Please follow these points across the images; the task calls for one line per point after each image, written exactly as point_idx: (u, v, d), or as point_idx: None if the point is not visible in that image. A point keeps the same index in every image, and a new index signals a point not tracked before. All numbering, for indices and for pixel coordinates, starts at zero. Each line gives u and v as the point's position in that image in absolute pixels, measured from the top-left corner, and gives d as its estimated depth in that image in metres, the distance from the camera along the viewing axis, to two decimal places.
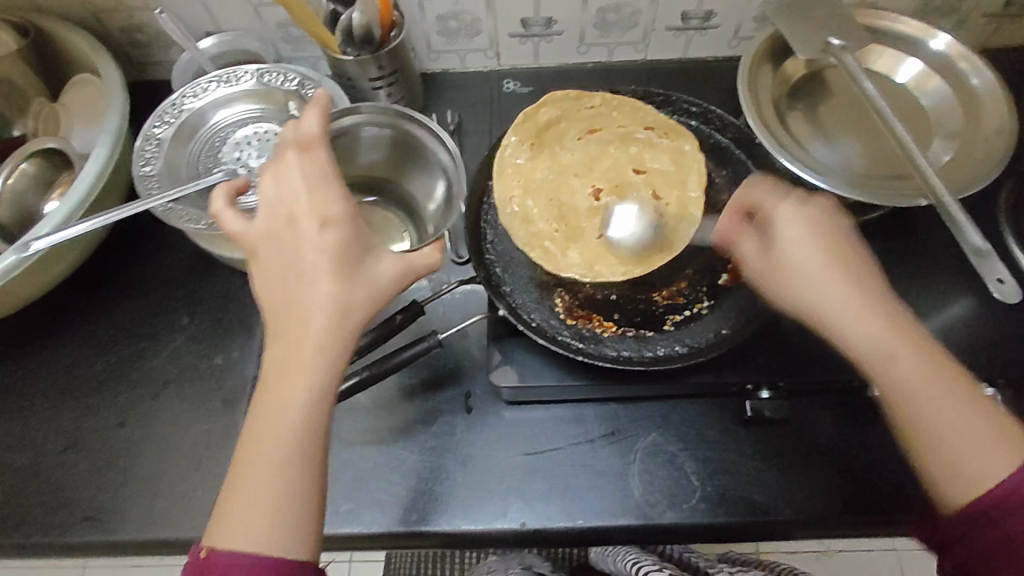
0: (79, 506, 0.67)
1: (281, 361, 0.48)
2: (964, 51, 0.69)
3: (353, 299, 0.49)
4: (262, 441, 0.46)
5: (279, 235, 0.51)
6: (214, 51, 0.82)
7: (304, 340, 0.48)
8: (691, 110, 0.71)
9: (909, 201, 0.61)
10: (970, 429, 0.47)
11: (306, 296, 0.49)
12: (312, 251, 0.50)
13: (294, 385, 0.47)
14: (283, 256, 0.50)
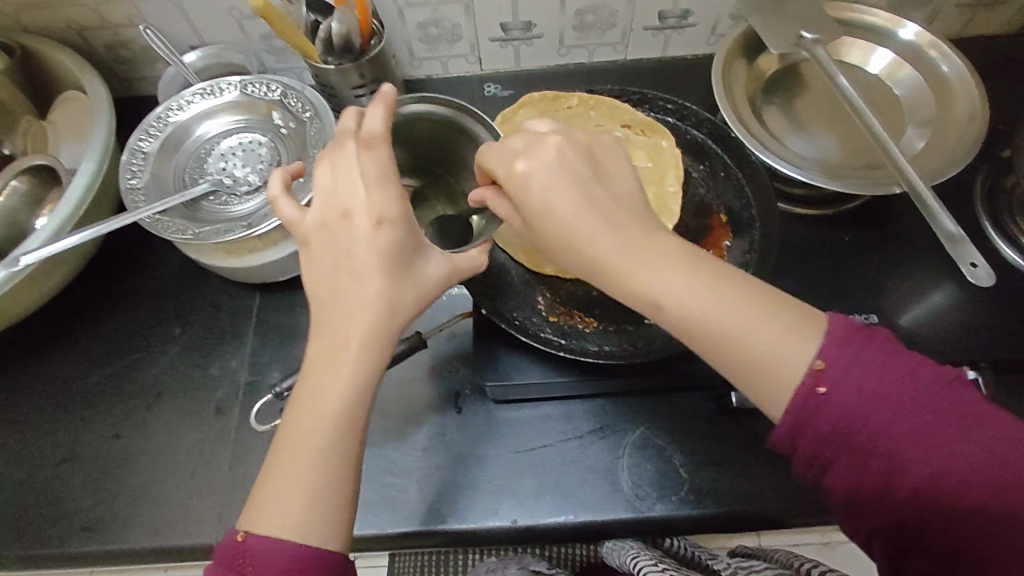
0: (76, 517, 0.67)
1: (323, 355, 0.48)
2: (932, 40, 0.71)
3: (397, 297, 0.49)
4: (301, 433, 0.46)
5: (335, 230, 0.50)
6: (199, 65, 0.83)
7: (346, 334, 0.48)
8: (668, 108, 0.72)
9: (884, 188, 0.62)
10: (764, 337, 0.45)
11: (354, 290, 0.49)
12: (366, 251, 0.49)
13: (334, 378, 0.47)
14: (336, 252, 0.49)
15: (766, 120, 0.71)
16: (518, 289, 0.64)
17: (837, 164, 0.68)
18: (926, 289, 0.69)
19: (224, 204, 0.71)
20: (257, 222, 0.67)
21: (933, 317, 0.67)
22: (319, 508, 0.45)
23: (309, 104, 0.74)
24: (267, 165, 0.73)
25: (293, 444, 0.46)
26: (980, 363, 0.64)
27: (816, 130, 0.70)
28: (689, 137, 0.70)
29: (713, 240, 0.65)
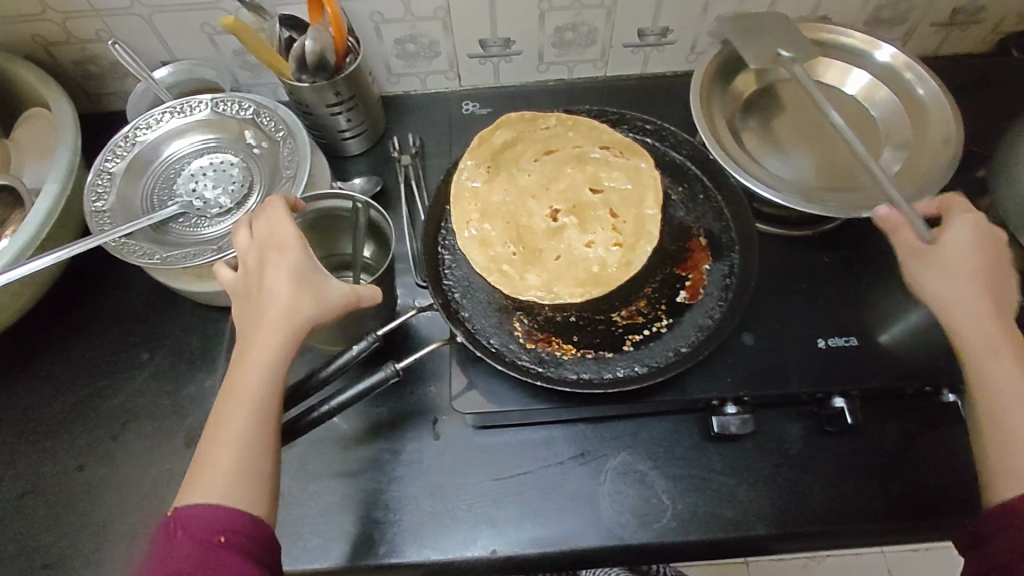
0: (36, 555, 0.64)
1: (239, 360, 0.53)
2: (908, 62, 0.71)
3: (301, 304, 0.54)
4: (221, 426, 0.50)
5: (248, 267, 0.56)
6: (169, 80, 0.81)
7: (259, 338, 0.53)
8: (646, 128, 0.72)
9: (861, 213, 0.62)
10: None
11: (262, 303, 0.54)
12: (275, 274, 0.55)
13: (247, 375, 0.52)
14: (249, 282, 0.56)
15: (745, 140, 0.71)
16: (495, 316, 0.63)
17: (814, 186, 0.67)
18: (907, 308, 0.69)
19: (194, 226, 0.69)
20: (228, 245, 0.65)
21: (914, 337, 0.67)
22: (237, 490, 0.48)
23: (282, 123, 0.72)
24: (238, 186, 0.71)
25: (213, 436, 0.50)
26: (960, 385, 0.64)
27: (794, 151, 0.70)
28: (668, 159, 0.71)
29: (694, 264, 0.64)
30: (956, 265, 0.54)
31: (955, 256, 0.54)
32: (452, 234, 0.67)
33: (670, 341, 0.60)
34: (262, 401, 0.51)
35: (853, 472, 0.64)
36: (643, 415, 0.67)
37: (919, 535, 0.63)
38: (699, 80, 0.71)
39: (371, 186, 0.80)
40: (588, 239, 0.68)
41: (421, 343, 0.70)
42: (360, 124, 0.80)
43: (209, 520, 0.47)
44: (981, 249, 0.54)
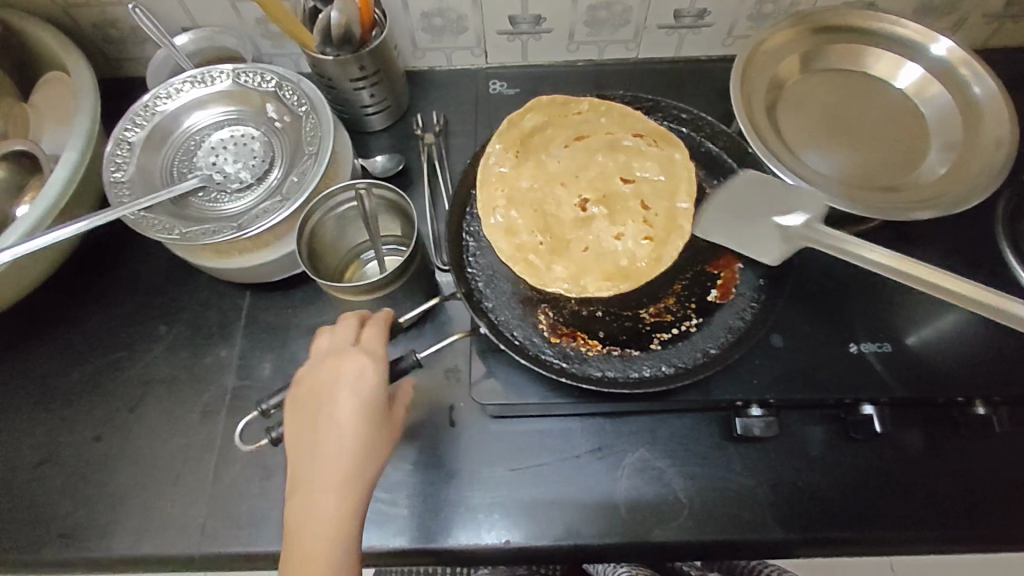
0: (55, 523, 0.65)
1: (309, 472, 0.53)
2: (965, 57, 0.67)
3: (375, 450, 0.54)
4: (307, 550, 0.51)
5: (317, 379, 0.55)
6: (190, 48, 0.79)
7: (337, 440, 0.53)
8: (682, 117, 0.70)
9: (906, 215, 0.60)
10: None
11: (333, 423, 0.54)
12: (349, 397, 0.54)
13: (327, 493, 0.52)
14: (317, 400, 0.55)
15: (785, 132, 0.68)
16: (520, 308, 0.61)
17: (855, 184, 0.65)
18: (940, 312, 0.66)
19: (213, 200, 0.68)
20: (248, 222, 0.64)
21: (946, 343, 0.65)
22: None
23: (305, 98, 0.70)
24: (259, 161, 0.70)
25: (301, 559, 0.51)
26: (994, 399, 0.62)
27: (836, 147, 0.67)
28: (704, 150, 0.68)
29: (725, 263, 0.63)
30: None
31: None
32: (477, 219, 0.66)
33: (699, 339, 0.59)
34: (347, 525, 0.52)
35: (877, 480, 0.63)
36: (664, 411, 0.66)
37: (941, 547, 0.61)
38: (742, 68, 0.67)
39: (393, 164, 0.78)
40: (615, 231, 0.66)
41: (442, 331, 0.70)
42: (383, 100, 0.78)
43: None
44: None
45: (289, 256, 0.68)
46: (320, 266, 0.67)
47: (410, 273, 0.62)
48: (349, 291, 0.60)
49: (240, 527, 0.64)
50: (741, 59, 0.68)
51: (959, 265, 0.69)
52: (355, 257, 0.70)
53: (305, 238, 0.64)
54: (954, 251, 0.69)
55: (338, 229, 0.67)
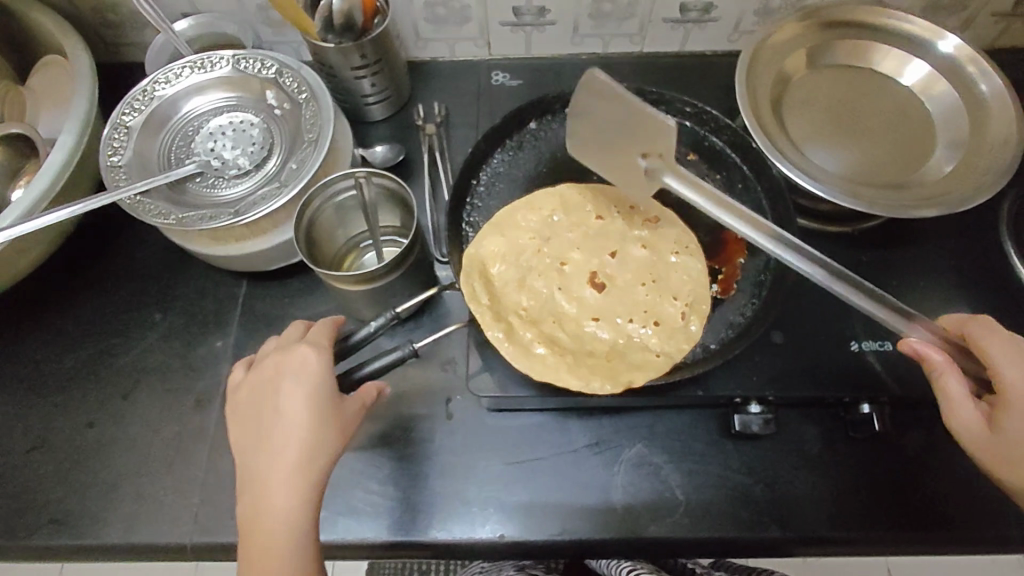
0: (45, 509, 0.64)
1: (257, 468, 0.53)
2: (973, 54, 0.67)
3: (325, 439, 0.53)
4: (259, 544, 0.50)
5: (260, 378, 0.55)
6: (190, 33, 0.78)
7: (284, 433, 0.53)
8: (686, 111, 0.68)
9: (908, 213, 0.59)
10: None
11: (278, 419, 0.53)
12: (292, 389, 0.54)
13: (280, 485, 0.52)
14: (263, 400, 0.55)
15: (789, 128, 0.67)
16: (524, 311, 0.63)
17: (858, 181, 0.64)
18: (942, 313, 0.66)
19: (211, 186, 0.67)
20: (245, 209, 0.63)
21: None
22: None
23: (305, 85, 0.69)
24: (258, 148, 0.69)
25: (253, 554, 0.50)
26: None
27: (839, 144, 0.66)
28: (708, 144, 0.67)
29: (727, 259, 0.65)
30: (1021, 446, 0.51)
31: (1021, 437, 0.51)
32: (477, 211, 0.67)
33: (700, 337, 0.61)
34: (303, 515, 0.52)
35: (875, 481, 0.62)
36: (663, 407, 0.65)
37: (935, 548, 0.61)
38: (744, 63, 0.66)
39: (393, 155, 0.77)
40: (629, 204, 0.68)
41: (439, 324, 0.69)
42: (384, 90, 0.78)
43: None
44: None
45: (287, 244, 0.67)
46: (317, 255, 0.66)
47: (408, 262, 0.62)
48: (352, 280, 0.59)
49: (233, 516, 0.63)
50: (745, 55, 0.66)
51: (963, 266, 0.68)
52: (352, 245, 0.70)
53: (304, 225, 0.63)
54: (957, 252, 0.69)
55: (334, 218, 0.66)
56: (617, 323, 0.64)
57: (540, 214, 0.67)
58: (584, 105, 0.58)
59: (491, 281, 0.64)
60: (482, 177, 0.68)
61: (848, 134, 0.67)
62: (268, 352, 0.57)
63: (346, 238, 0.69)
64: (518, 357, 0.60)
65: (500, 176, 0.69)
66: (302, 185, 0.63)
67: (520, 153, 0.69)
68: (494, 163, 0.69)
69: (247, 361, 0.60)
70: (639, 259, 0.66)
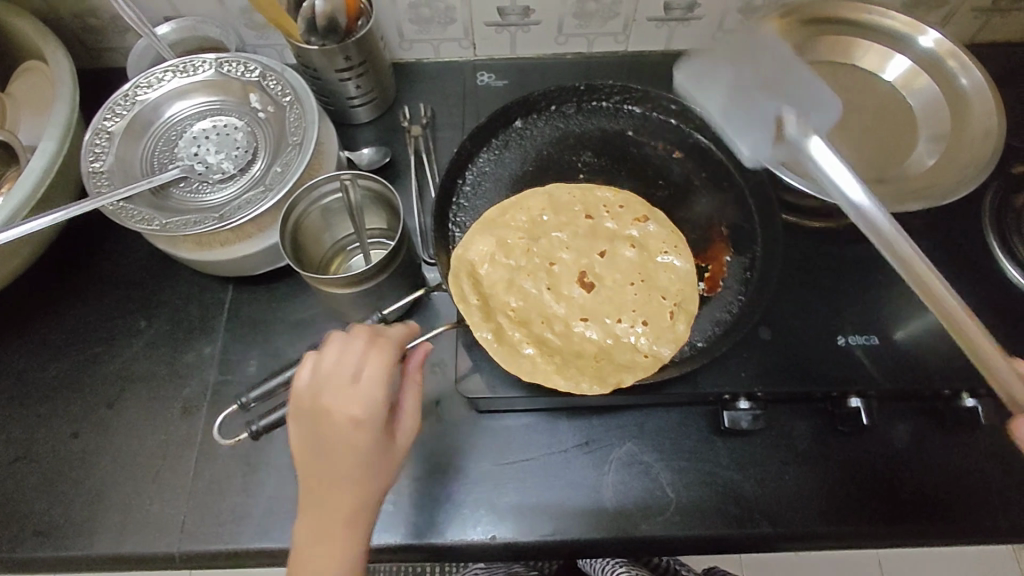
0: (31, 520, 0.64)
1: (325, 482, 0.51)
2: (953, 49, 0.67)
3: (389, 456, 0.52)
4: (321, 549, 0.51)
5: (347, 391, 0.50)
6: (172, 37, 0.77)
7: (354, 455, 0.50)
8: (671, 108, 0.70)
9: (895, 206, 0.59)
10: None
11: (363, 441, 0.50)
12: (362, 412, 0.50)
13: (347, 498, 0.51)
14: (347, 418, 0.50)
15: None
16: (513, 312, 0.64)
17: None
18: (927, 307, 0.66)
19: (195, 192, 0.66)
20: (230, 214, 0.63)
21: (933, 337, 0.64)
22: None
23: (289, 87, 0.68)
24: (242, 152, 0.69)
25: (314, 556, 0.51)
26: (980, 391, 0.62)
27: (824, 139, 0.67)
28: (692, 141, 0.69)
29: (714, 256, 0.65)
30: None
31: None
32: (464, 213, 0.67)
33: (688, 336, 0.61)
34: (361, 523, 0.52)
35: (864, 474, 0.62)
36: (652, 405, 0.65)
37: (921, 540, 0.61)
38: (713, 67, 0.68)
39: (380, 157, 0.77)
40: (618, 204, 0.68)
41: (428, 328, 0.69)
42: (369, 91, 0.77)
43: None
44: None
45: (273, 248, 0.67)
46: (304, 258, 0.65)
47: (395, 263, 0.61)
48: (341, 282, 0.58)
49: (222, 524, 0.63)
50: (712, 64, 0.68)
51: (947, 259, 0.69)
52: (339, 248, 0.69)
53: (289, 230, 0.62)
54: (940, 246, 0.69)
55: (320, 220, 0.66)
56: (606, 322, 0.64)
57: (529, 215, 0.67)
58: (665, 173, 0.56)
59: (479, 282, 0.64)
60: (467, 177, 0.68)
61: (836, 132, 0.67)
62: (326, 357, 0.52)
63: (332, 241, 0.69)
64: (507, 359, 0.59)
65: (486, 176, 0.69)
66: (287, 186, 0.63)
67: (504, 153, 0.69)
68: (479, 163, 0.69)
69: (310, 355, 0.53)
70: (628, 259, 0.67)
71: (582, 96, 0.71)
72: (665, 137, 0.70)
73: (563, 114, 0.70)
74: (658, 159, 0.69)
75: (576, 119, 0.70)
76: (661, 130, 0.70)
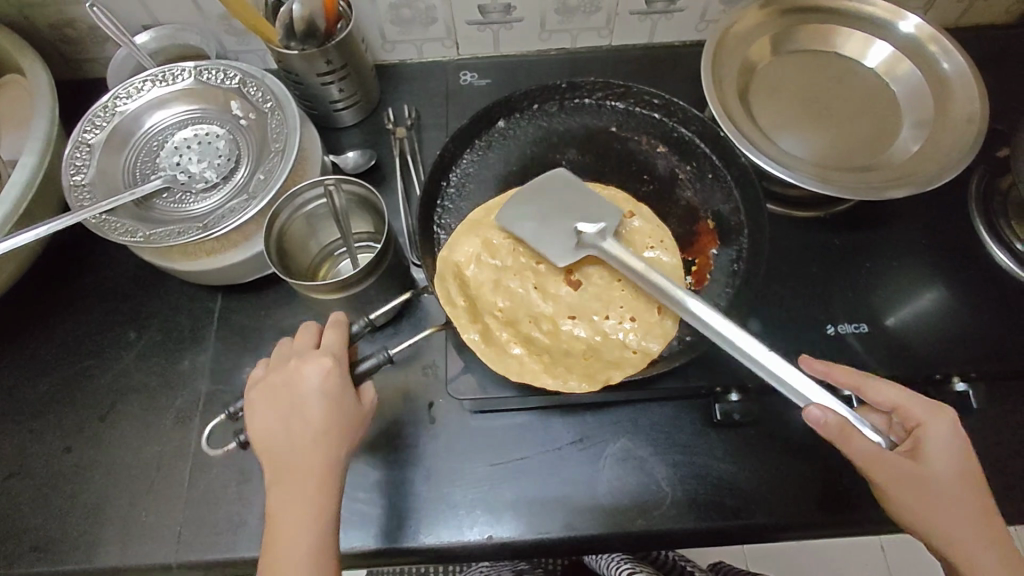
0: (26, 536, 0.63)
1: (278, 443, 0.54)
2: (934, 34, 0.67)
3: (342, 412, 0.55)
4: (285, 502, 0.52)
5: (295, 365, 0.56)
6: (152, 46, 0.77)
7: (302, 409, 0.54)
8: (653, 102, 0.68)
9: (878, 194, 0.59)
10: (946, 471, 0.52)
11: (308, 396, 0.55)
12: (310, 370, 0.55)
13: (302, 453, 0.54)
14: (294, 382, 0.55)
15: (758, 116, 0.67)
16: (500, 312, 0.63)
17: (828, 166, 0.64)
18: (917, 293, 0.66)
19: (178, 202, 0.66)
20: (213, 223, 0.62)
21: (922, 323, 0.64)
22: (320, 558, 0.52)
23: (269, 94, 0.68)
24: (224, 160, 0.68)
25: (281, 514, 0.52)
26: (971, 375, 0.62)
27: (808, 129, 0.67)
28: (676, 135, 0.67)
29: (699, 249, 0.65)
30: (934, 485, 0.51)
31: (935, 477, 0.51)
32: (449, 216, 0.67)
33: (676, 331, 0.61)
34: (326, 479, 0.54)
35: (859, 462, 0.62)
36: (645, 400, 0.65)
37: None
38: (534, 188, 0.64)
39: (366, 160, 0.76)
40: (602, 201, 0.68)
41: (418, 328, 0.69)
42: (353, 94, 0.77)
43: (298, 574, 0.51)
44: (951, 465, 0.52)
45: (260, 256, 0.66)
46: (292, 266, 0.65)
47: (383, 267, 0.61)
48: (323, 290, 0.58)
49: (218, 534, 0.62)
50: (535, 181, 0.63)
51: (936, 244, 0.69)
52: (325, 254, 0.69)
53: (274, 236, 0.62)
54: (928, 231, 0.69)
55: (306, 228, 0.66)
56: (593, 320, 0.64)
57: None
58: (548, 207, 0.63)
59: (467, 283, 0.64)
60: (451, 179, 0.68)
61: (820, 122, 0.67)
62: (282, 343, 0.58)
63: (319, 249, 0.68)
64: (493, 360, 0.60)
65: (470, 177, 0.68)
66: (270, 195, 0.62)
67: (488, 154, 0.69)
68: (463, 164, 0.68)
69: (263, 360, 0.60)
70: (614, 253, 0.66)
71: (563, 94, 0.70)
72: (648, 132, 0.68)
73: (546, 113, 0.70)
74: (641, 154, 0.68)
75: (558, 117, 0.70)
76: (644, 127, 0.69)
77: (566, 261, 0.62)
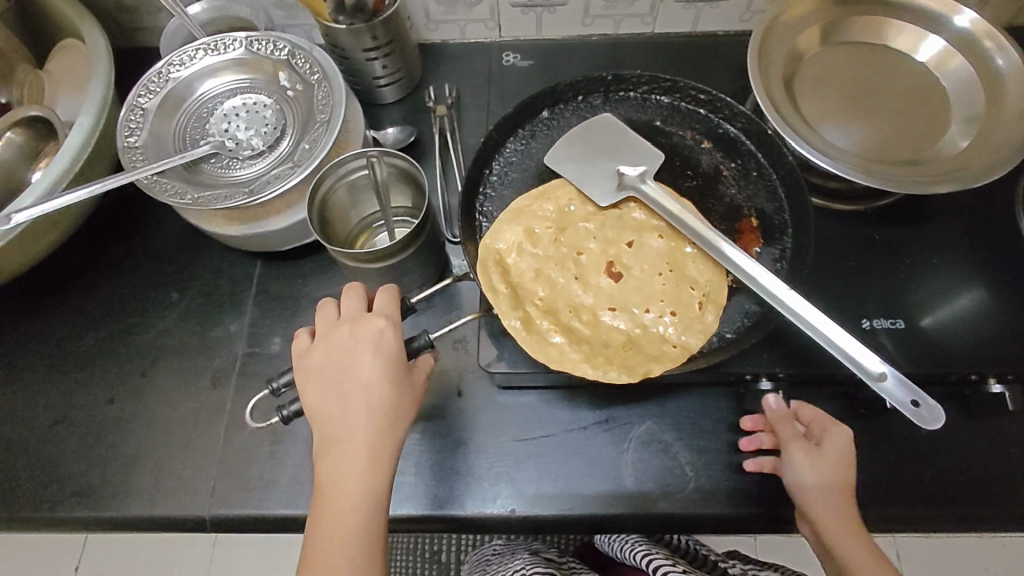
0: (69, 481, 0.66)
1: (329, 407, 0.54)
2: (990, 29, 0.66)
3: (396, 378, 0.55)
4: (336, 460, 0.53)
5: (345, 333, 0.56)
6: (204, 17, 0.79)
7: (354, 373, 0.55)
8: (700, 98, 0.69)
9: (923, 188, 0.58)
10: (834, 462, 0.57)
11: (361, 362, 0.55)
12: (365, 340, 0.56)
13: (354, 414, 0.54)
14: (344, 346, 0.56)
15: (803, 107, 0.66)
16: (540, 301, 0.64)
17: (873, 159, 0.63)
18: (954, 293, 0.65)
19: (225, 167, 0.68)
20: (260, 189, 0.64)
21: (960, 323, 0.63)
22: (371, 511, 0.52)
23: (317, 66, 0.70)
24: (271, 129, 0.70)
25: (332, 472, 0.53)
26: (1007, 376, 0.61)
27: (854, 122, 0.66)
28: (721, 131, 0.68)
29: (744, 246, 0.63)
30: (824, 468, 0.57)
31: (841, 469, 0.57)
32: (490, 202, 0.68)
33: (716, 327, 0.61)
34: (379, 438, 0.53)
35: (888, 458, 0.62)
36: (672, 385, 0.66)
37: (950, 525, 0.60)
38: (580, 134, 0.68)
39: (405, 136, 0.78)
40: None
41: (452, 303, 0.70)
42: (396, 71, 0.78)
43: (351, 523, 0.51)
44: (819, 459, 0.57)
45: (301, 224, 0.68)
46: (332, 236, 0.67)
47: (421, 238, 0.62)
48: (363, 257, 0.59)
49: (250, 490, 0.65)
50: (585, 125, 0.67)
51: (977, 244, 0.68)
52: (365, 225, 0.71)
53: (317, 206, 0.63)
54: (970, 231, 0.68)
55: (346, 198, 0.67)
56: (633, 312, 0.64)
57: (557, 205, 0.67)
58: (591, 147, 0.68)
59: (507, 271, 0.64)
60: (494, 167, 0.69)
61: (867, 114, 0.66)
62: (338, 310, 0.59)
63: (358, 219, 0.70)
64: (535, 348, 0.60)
65: (512, 166, 0.69)
66: (314, 163, 0.64)
67: (531, 143, 0.69)
68: (506, 152, 0.69)
69: (309, 331, 0.60)
70: (655, 249, 0.66)
71: (609, 86, 0.70)
72: (694, 127, 0.69)
73: (590, 105, 0.70)
74: (686, 148, 0.68)
75: (603, 109, 0.70)
76: (689, 120, 0.69)
77: (607, 202, 0.67)
